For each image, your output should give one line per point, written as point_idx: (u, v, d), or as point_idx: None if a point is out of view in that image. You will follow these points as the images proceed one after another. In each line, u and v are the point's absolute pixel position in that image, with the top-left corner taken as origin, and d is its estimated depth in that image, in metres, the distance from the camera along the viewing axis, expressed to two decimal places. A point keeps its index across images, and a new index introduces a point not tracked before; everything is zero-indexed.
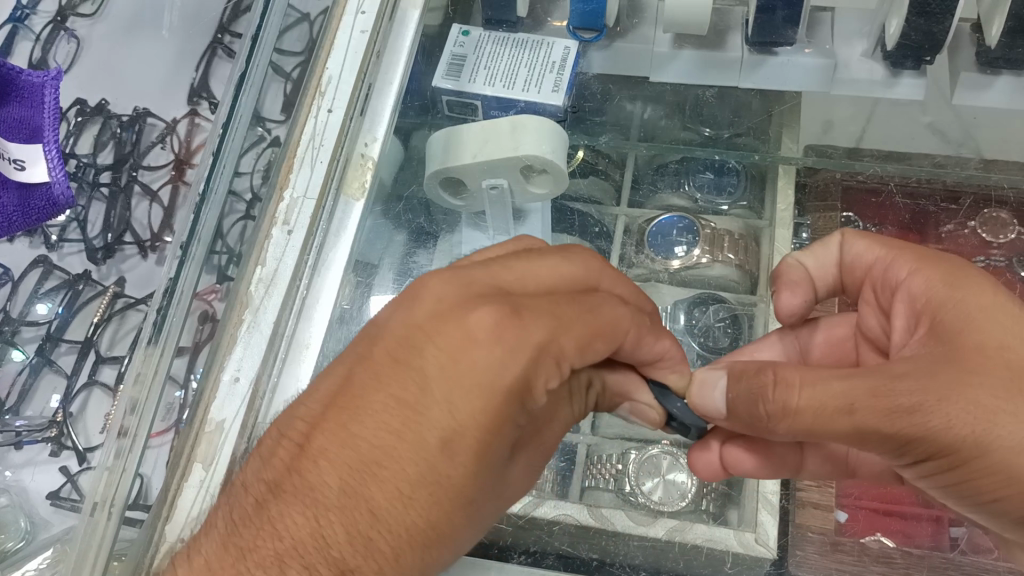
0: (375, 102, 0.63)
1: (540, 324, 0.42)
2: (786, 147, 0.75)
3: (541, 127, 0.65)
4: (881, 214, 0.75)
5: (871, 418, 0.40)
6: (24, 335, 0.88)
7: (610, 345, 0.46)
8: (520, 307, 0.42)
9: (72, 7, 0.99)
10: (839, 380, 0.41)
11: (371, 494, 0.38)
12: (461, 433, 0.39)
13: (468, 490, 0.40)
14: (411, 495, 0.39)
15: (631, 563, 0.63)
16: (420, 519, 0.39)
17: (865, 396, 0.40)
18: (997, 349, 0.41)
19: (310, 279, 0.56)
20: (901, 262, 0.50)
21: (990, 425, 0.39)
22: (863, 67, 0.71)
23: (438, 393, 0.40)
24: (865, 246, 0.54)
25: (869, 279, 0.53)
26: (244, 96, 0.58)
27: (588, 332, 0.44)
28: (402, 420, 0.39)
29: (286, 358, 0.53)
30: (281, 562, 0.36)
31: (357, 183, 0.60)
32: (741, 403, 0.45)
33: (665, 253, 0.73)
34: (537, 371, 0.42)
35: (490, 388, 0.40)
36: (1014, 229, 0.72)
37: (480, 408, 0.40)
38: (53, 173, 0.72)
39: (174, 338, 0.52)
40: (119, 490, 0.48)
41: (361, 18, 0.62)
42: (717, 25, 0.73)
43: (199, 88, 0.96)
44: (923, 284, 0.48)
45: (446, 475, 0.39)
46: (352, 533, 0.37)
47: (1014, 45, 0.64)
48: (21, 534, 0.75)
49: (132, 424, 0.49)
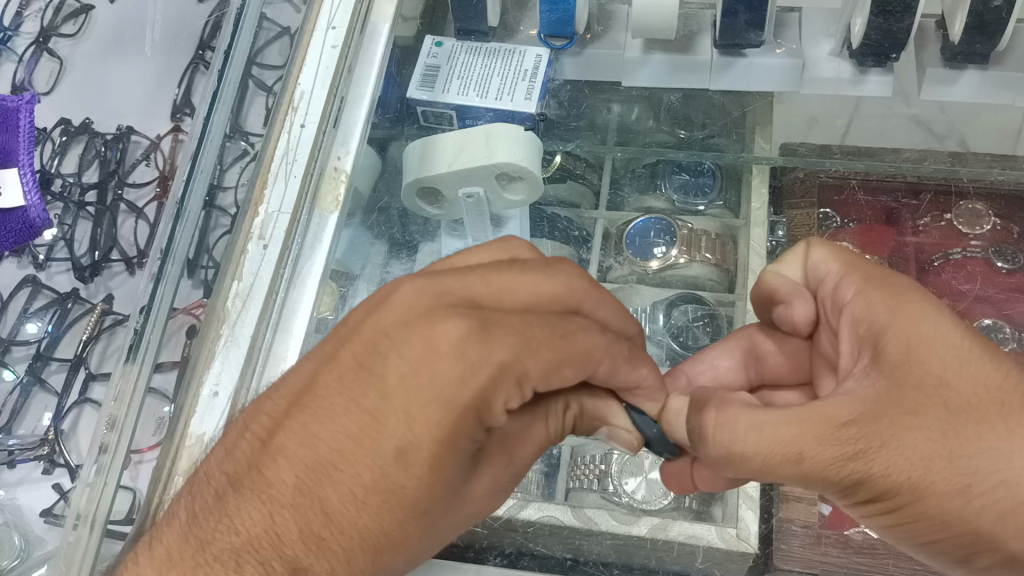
0: (347, 116, 0.64)
1: (505, 345, 0.41)
2: (760, 146, 0.74)
3: (513, 135, 0.67)
4: (846, 209, 0.77)
5: (818, 464, 0.42)
6: (14, 354, 0.90)
7: (579, 373, 0.45)
8: (490, 324, 0.41)
9: (54, 27, 1.00)
10: (787, 427, 0.43)
11: (326, 496, 0.40)
12: (418, 444, 0.40)
13: (423, 501, 0.41)
14: (365, 501, 0.40)
15: (604, 559, 0.65)
16: (372, 523, 0.41)
17: (813, 444, 0.43)
18: (934, 387, 0.43)
19: (287, 291, 0.57)
20: (849, 281, 0.51)
21: (924, 471, 0.41)
22: (830, 65, 0.72)
23: (397, 402, 0.40)
24: (825, 255, 0.54)
25: (821, 294, 0.54)
26: (217, 112, 0.60)
27: (556, 359, 0.43)
28: (361, 426, 0.40)
29: (264, 370, 0.54)
30: (236, 554, 0.39)
31: (331, 197, 0.61)
32: (694, 436, 0.48)
33: (642, 256, 0.74)
34: (496, 389, 0.41)
35: (447, 402, 0.40)
36: (990, 220, 0.73)
37: (436, 423, 0.40)
38: (29, 198, 0.90)
39: (153, 352, 0.52)
40: (103, 504, 0.48)
41: (332, 33, 0.64)
42: (685, 29, 0.74)
43: (182, 104, 0.97)
44: (869, 308, 0.48)
45: (401, 485, 0.40)
46: (305, 536, 0.39)
47: (973, 42, 0.67)
48: (15, 553, 0.79)
49: (113, 439, 0.49)
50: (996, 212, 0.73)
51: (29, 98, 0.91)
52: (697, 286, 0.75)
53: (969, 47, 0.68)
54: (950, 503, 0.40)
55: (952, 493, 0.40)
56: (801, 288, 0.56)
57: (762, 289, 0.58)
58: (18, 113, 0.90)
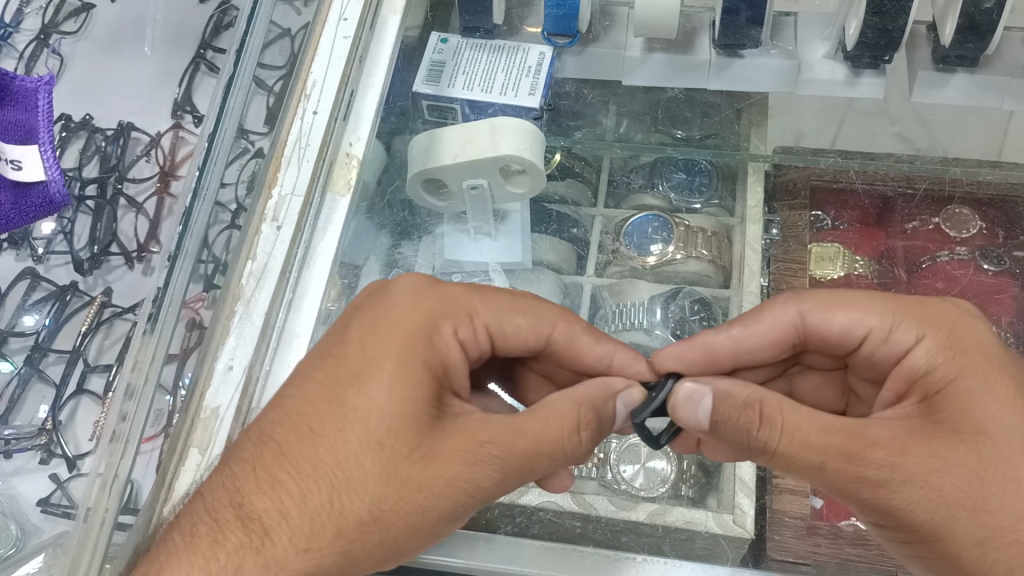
0: (358, 106, 0.66)
1: (449, 289, 0.54)
2: (755, 146, 0.78)
3: (517, 127, 0.68)
4: (842, 202, 0.78)
5: (839, 477, 0.46)
6: (12, 345, 0.89)
7: (533, 324, 0.56)
8: (440, 284, 0.54)
9: (55, 25, 1.01)
10: (818, 434, 0.47)
11: (287, 434, 0.46)
12: (368, 370, 0.48)
13: (380, 430, 0.46)
14: (320, 434, 0.46)
15: (613, 530, 0.64)
16: (327, 456, 0.45)
17: (837, 459, 0.46)
18: (974, 434, 0.46)
19: (298, 273, 0.59)
20: (903, 334, 0.52)
21: (948, 517, 0.45)
22: (825, 67, 0.74)
23: (354, 342, 0.49)
24: (850, 317, 0.54)
25: (864, 349, 0.55)
26: (232, 98, 0.62)
27: (496, 306, 0.55)
28: (325, 368, 0.48)
29: (277, 347, 0.57)
30: (213, 494, 0.45)
31: (343, 181, 0.63)
32: (731, 428, 0.49)
33: (639, 251, 0.74)
34: (442, 321, 0.52)
35: (394, 324, 0.50)
36: (976, 224, 0.75)
37: (385, 343, 0.49)
38: (49, 172, 0.75)
39: (166, 339, 0.54)
40: (113, 496, 0.50)
41: (344, 24, 0.67)
42: (684, 28, 0.76)
43: (183, 101, 0.99)
44: (924, 354, 0.50)
45: (353, 409, 0.46)
46: (258, 468, 0.45)
47: (965, 42, 0.69)
48: (11, 541, 0.79)
49: (124, 430, 0.51)
50: (984, 219, 0.75)
51: (49, 79, 0.76)
52: (695, 283, 0.75)
53: (961, 47, 0.69)
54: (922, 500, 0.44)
55: (900, 483, 0.45)
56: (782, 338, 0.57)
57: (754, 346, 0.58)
58: (37, 94, 0.75)
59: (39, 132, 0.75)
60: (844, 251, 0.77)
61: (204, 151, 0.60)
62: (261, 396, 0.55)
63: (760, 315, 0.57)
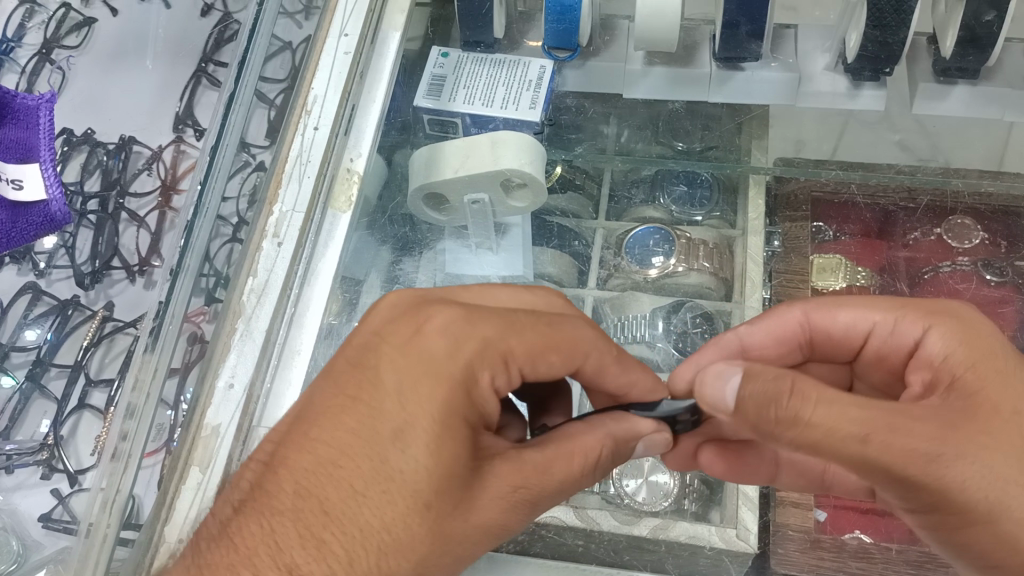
0: (359, 120, 0.66)
1: (489, 324, 0.48)
2: (757, 158, 0.77)
3: (518, 143, 0.68)
4: (844, 214, 0.78)
5: (885, 454, 0.42)
6: (13, 360, 0.89)
7: (565, 362, 0.51)
8: (474, 311, 0.49)
9: (57, 39, 1.01)
10: (857, 407, 0.42)
11: (326, 492, 0.43)
12: (411, 425, 0.44)
13: (429, 492, 0.44)
14: (363, 493, 0.43)
15: (615, 548, 0.65)
16: (372, 518, 0.43)
17: (881, 431, 0.42)
18: (1012, 414, 0.46)
19: (300, 288, 0.59)
20: (912, 321, 0.54)
21: (1002, 495, 0.44)
22: (826, 79, 0.74)
23: (390, 388, 0.45)
24: (857, 312, 0.57)
25: (876, 342, 0.56)
26: (233, 115, 0.61)
27: (538, 344, 0.50)
28: (358, 418, 0.45)
29: (278, 363, 0.57)
30: (247, 559, 0.42)
31: (343, 197, 0.64)
32: (755, 402, 0.43)
33: (640, 265, 0.74)
34: (480, 364, 0.47)
35: (435, 375, 0.45)
36: (978, 233, 0.75)
37: (426, 397, 0.45)
38: (50, 190, 0.75)
39: (168, 356, 0.54)
40: (114, 513, 0.50)
41: (344, 41, 0.67)
42: (685, 41, 0.76)
43: (184, 115, 0.99)
44: (935, 340, 0.52)
45: (398, 469, 0.43)
46: (300, 531, 0.42)
47: (965, 55, 0.69)
48: (13, 557, 0.77)
49: (126, 446, 0.51)
50: (987, 231, 0.75)
51: (50, 96, 0.77)
52: (697, 295, 0.75)
53: (962, 60, 0.69)
54: (974, 475, 0.44)
55: (952, 458, 0.43)
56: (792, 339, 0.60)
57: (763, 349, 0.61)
58: (38, 112, 0.76)
59: (40, 149, 0.75)
60: (846, 262, 0.76)
61: (204, 167, 0.59)
62: (263, 412, 0.55)
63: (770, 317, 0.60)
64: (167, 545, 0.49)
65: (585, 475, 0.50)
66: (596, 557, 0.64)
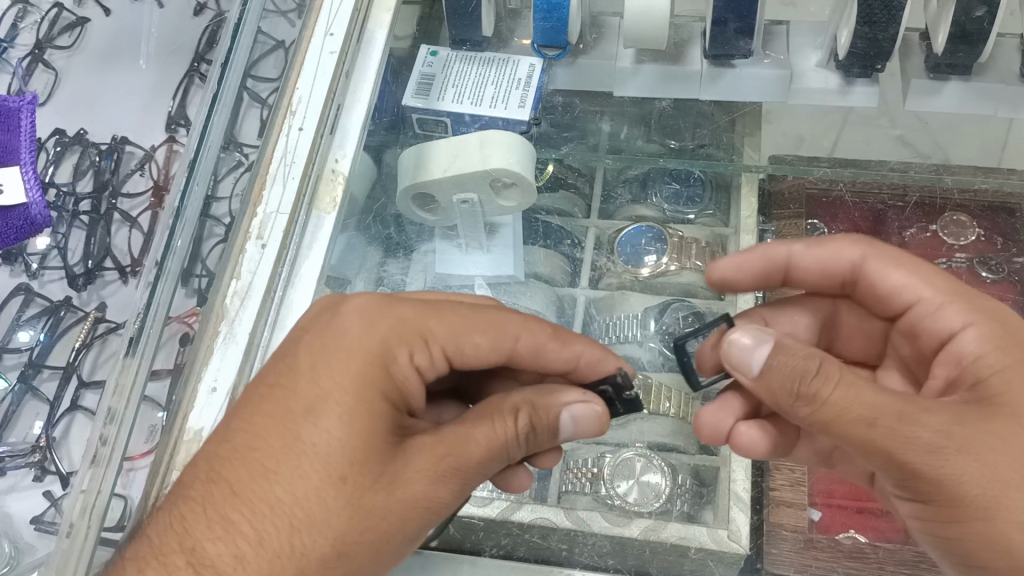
0: (344, 121, 0.66)
1: (406, 307, 0.50)
2: (748, 156, 0.76)
3: (507, 142, 0.67)
4: (834, 212, 0.79)
5: (887, 439, 0.43)
6: (6, 361, 0.89)
7: (495, 345, 0.52)
8: (392, 299, 0.51)
9: (50, 39, 1.01)
10: (876, 393, 0.44)
11: (237, 475, 0.43)
12: (323, 402, 0.45)
13: (343, 464, 0.43)
14: (274, 471, 0.43)
15: (598, 551, 0.65)
16: (283, 495, 0.43)
17: (891, 417, 0.43)
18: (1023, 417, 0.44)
19: (283, 290, 0.59)
20: (954, 309, 0.53)
21: (1000, 493, 0.42)
22: (817, 76, 0.74)
23: (305, 371, 0.46)
24: (906, 276, 0.56)
25: (913, 312, 0.55)
26: (216, 116, 0.62)
27: (457, 324, 0.51)
28: (273, 401, 0.45)
29: (263, 365, 0.56)
30: (157, 553, 0.42)
31: (328, 197, 0.63)
32: (780, 376, 0.46)
33: (634, 262, 0.75)
34: (398, 345, 0.49)
35: (348, 354, 0.47)
36: (974, 230, 0.76)
37: (339, 373, 0.46)
38: None
39: (150, 356, 0.55)
40: (94, 516, 0.50)
41: (329, 40, 0.66)
42: (675, 38, 0.75)
43: (177, 115, 0.98)
44: (974, 338, 0.50)
45: (310, 444, 0.44)
46: (208, 516, 0.42)
47: (957, 52, 0.68)
48: (5, 559, 0.78)
49: (107, 449, 0.52)
50: (982, 225, 0.76)
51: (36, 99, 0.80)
52: (688, 294, 0.75)
53: (952, 57, 0.69)
54: (966, 466, 0.43)
55: (953, 451, 0.43)
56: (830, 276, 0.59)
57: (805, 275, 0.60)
58: None
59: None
60: None
61: (188, 168, 0.60)
62: None
63: (824, 244, 0.59)
64: None
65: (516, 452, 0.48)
66: (578, 562, 0.64)
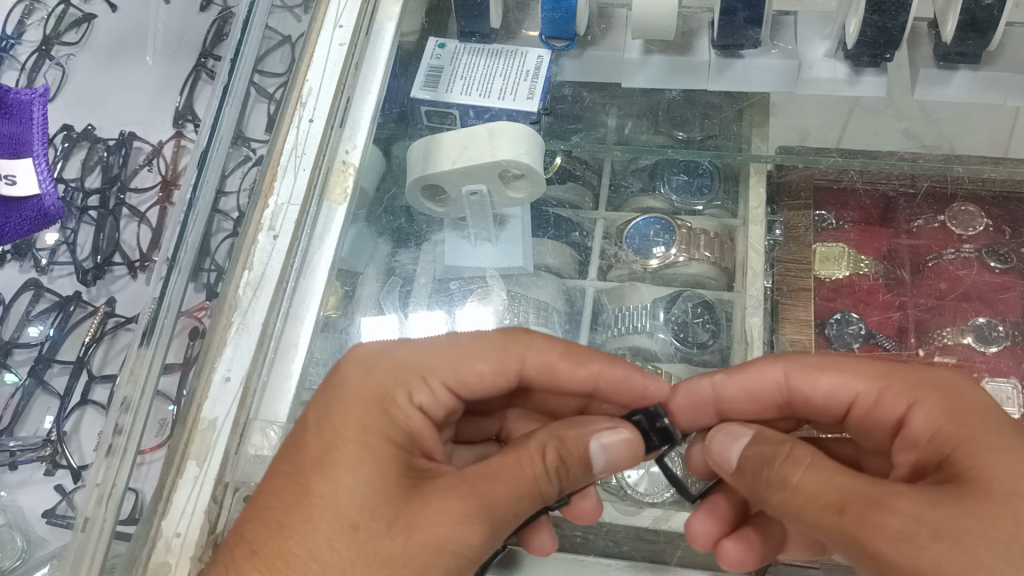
0: (355, 112, 0.66)
1: (404, 351, 0.53)
2: (756, 146, 0.77)
3: (515, 132, 0.67)
4: (844, 202, 0.78)
5: (855, 527, 0.40)
6: (16, 357, 0.89)
7: (499, 367, 0.55)
8: (391, 348, 0.54)
9: (57, 36, 1.01)
10: (840, 476, 0.42)
11: (254, 534, 0.44)
12: (330, 454, 0.46)
13: (354, 512, 0.44)
14: (288, 526, 0.44)
15: (615, 538, 0.64)
16: (298, 548, 0.43)
17: (858, 501, 0.41)
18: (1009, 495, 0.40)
19: (296, 281, 0.59)
20: (899, 393, 0.50)
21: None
22: (826, 66, 0.74)
23: (312, 426, 0.48)
24: (838, 378, 0.53)
25: (862, 407, 0.52)
26: (227, 108, 0.63)
27: (457, 363, 0.54)
28: (285, 460, 0.47)
29: (276, 356, 0.57)
30: None
31: (339, 189, 0.63)
32: (751, 460, 0.47)
33: (642, 253, 0.74)
34: (400, 390, 0.51)
35: (351, 405, 0.49)
36: (982, 220, 0.75)
37: (343, 424, 0.48)
38: (43, 185, 0.75)
39: (163, 351, 0.55)
40: (110, 507, 0.50)
41: (338, 32, 0.67)
42: (683, 29, 0.75)
43: (185, 110, 0.98)
44: (924, 417, 0.48)
45: (320, 496, 0.45)
46: (228, 572, 0.43)
47: (966, 39, 0.68)
48: (18, 553, 0.79)
49: (121, 441, 0.52)
50: (990, 217, 0.75)
51: (43, 90, 0.76)
52: (697, 284, 0.74)
53: (962, 45, 0.69)
54: (946, 552, 0.38)
55: (928, 538, 0.38)
56: (765, 400, 0.56)
57: (733, 412, 0.57)
58: (32, 106, 0.75)
59: (33, 144, 0.75)
60: (848, 250, 0.77)
61: (200, 162, 0.61)
62: (259, 407, 0.55)
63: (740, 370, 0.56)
64: (164, 538, 0.50)
65: (543, 484, 0.46)
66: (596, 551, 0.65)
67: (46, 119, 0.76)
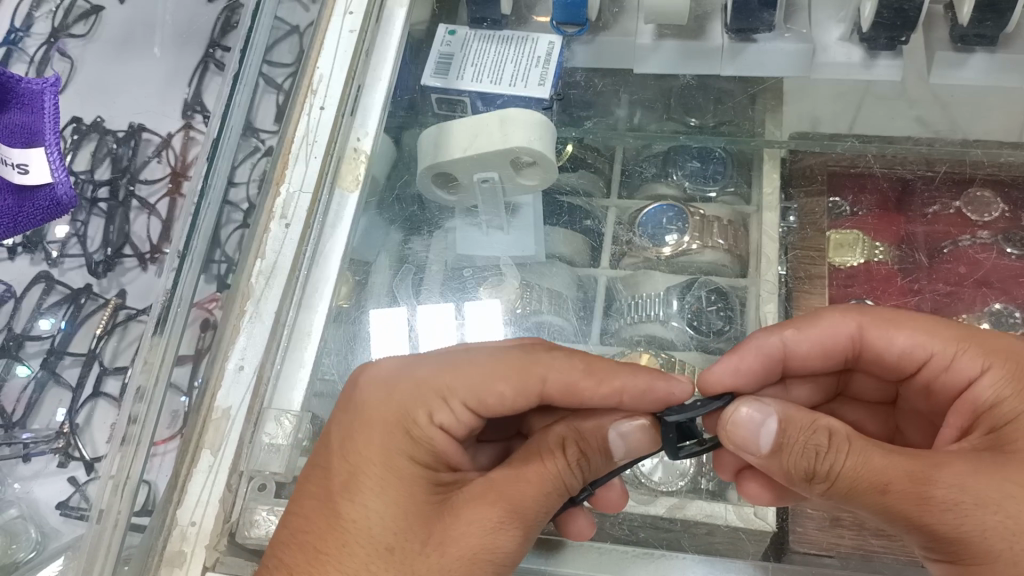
0: (365, 100, 0.67)
1: (426, 368, 0.50)
2: (770, 131, 0.77)
3: (528, 120, 0.67)
4: (861, 186, 0.75)
5: (903, 502, 0.41)
6: (28, 350, 0.89)
7: (521, 387, 0.49)
8: (416, 358, 0.51)
9: (65, 28, 1.00)
10: (880, 454, 0.42)
11: (291, 562, 0.44)
12: (357, 476, 0.46)
13: (387, 535, 0.43)
14: (324, 552, 0.43)
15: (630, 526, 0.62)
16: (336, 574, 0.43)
17: (900, 478, 0.41)
18: None
19: (308, 269, 0.60)
20: (969, 356, 0.49)
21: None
22: (840, 49, 0.74)
23: (337, 446, 0.47)
24: (908, 337, 0.52)
25: (926, 371, 0.52)
26: (237, 99, 0.63)
27: (478, 377, 0.49)
28: (316, 482, 0.46)
29: (288, 346, 0.57)
30: None
31: (351, 176, 0.64)
32: (793, 454, 0.44)
33: (655, 241, 0.72)
34: (424, 407, 0.48)
35: (372, 422, 0.47)
36: (998, 207, 0.73)
37: (367, 444, 0.47)
38: (55, 173, 0.75)
39: (175, 344, 0.55)
40: (125, 498, 0.51)
41: (349, 18, 0.69)
42: (695, 12, 0.74)
43: (194, 102, 0.98)
44: (990, 384, 0.47)
45: (352, 520, 0.44)
46: None
47: (984, 20, 0.67)
48: (32, 544, 0.78)
49: (135, 431, 0.53)
50: (1007, 201, 0.73)
51: (54, 81, 0.75)
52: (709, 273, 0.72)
53: (979, 26, 0.68)
54: (985, 517, 0.39)
55: (971, 506, 0.40)
56: (829, 352, 0.55)
57: (800, 351, 0.56)
58: (44, 96, 0.74)
59: (45, 133, 0.74)
60: (863, 237, 0.74)
61: (210, 152, 0.61)
62: (274, 395, 0.55)
63: (810, 322, 0.55)
64: (179, 528, 0.50)
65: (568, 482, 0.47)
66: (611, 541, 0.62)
67: (58, 109, 0.75)
